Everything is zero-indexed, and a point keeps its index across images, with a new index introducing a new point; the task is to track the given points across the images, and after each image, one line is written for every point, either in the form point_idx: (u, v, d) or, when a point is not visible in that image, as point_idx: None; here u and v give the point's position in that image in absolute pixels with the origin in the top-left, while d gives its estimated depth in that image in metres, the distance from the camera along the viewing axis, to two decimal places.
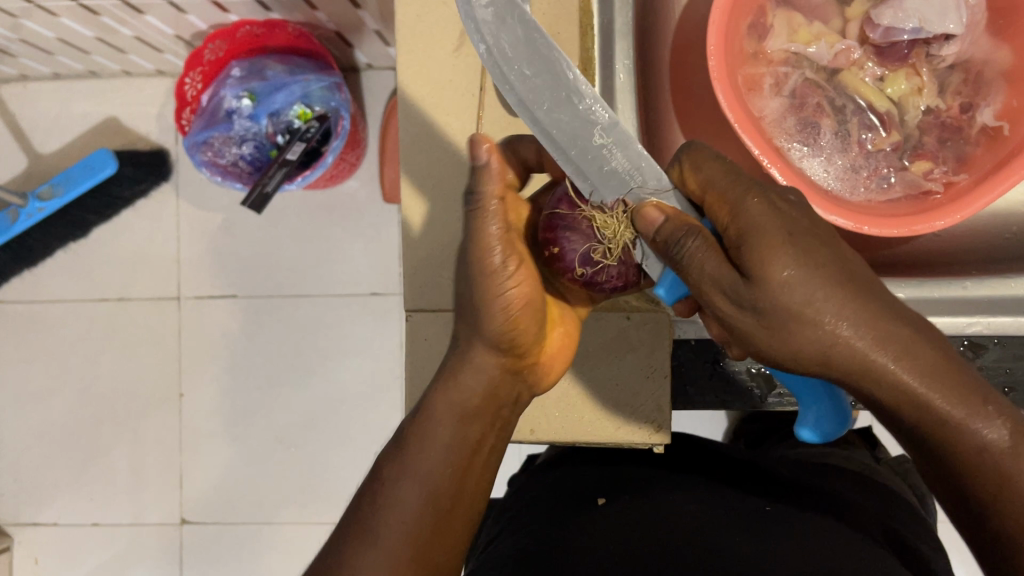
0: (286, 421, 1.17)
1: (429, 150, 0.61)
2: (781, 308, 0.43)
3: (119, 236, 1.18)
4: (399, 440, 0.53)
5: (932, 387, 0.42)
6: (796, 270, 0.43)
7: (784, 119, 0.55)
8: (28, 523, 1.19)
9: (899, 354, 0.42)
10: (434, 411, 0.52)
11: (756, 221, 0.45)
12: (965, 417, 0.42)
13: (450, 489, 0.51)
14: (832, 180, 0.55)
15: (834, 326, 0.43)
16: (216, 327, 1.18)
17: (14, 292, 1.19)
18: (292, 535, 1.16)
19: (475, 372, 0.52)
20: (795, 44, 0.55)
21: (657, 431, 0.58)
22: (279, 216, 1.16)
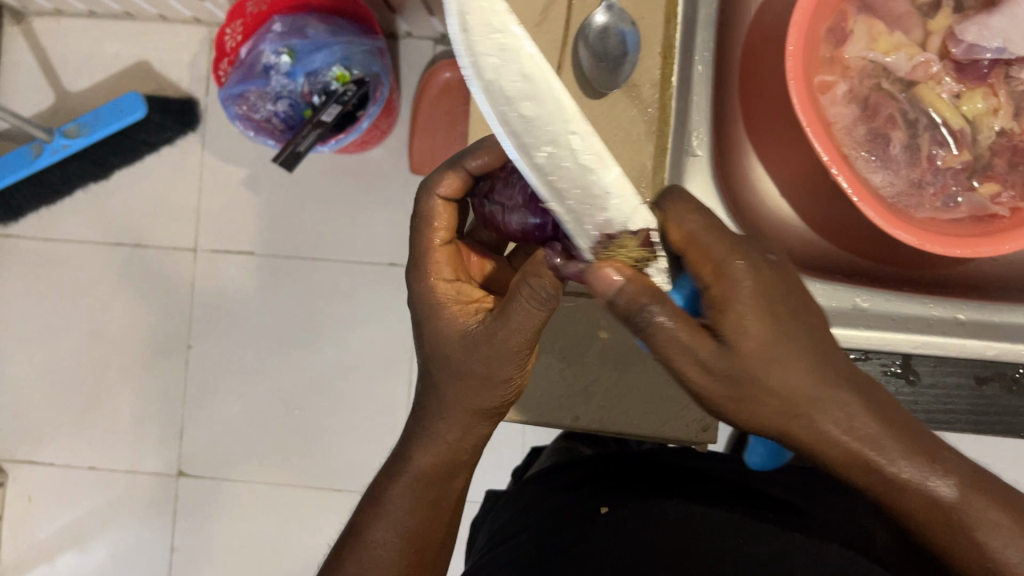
0: (294, 382, 1.17)
1: None
2: (749, 376, 0.48)
3: (142, 182, 1.17)
4: (376, 497, 0.58)
5: (886, 450, 0.47)
6: (766, 342, 0.48)
7: (854, 127, 0.56)
8: (24, 460, 1.18)
9: (848, 426, 0.47)
10: (422, 471, 0.57)
11: (735, 288, 0.49)
12: (914, 477, 0.47)
13: (421, 535, 0.57)
14: (897, 195, 0.55)
15: (795, 392, 0.47)
16: (230, 283, 1.17)
17: (30, 227, 1.18)
18: (288, 497, 1.16)
19: (459, 428, 0.57)
20: (873, 52, 0.56)
21: (705, 430, 0.64)
22: (305, 177, 1.16)
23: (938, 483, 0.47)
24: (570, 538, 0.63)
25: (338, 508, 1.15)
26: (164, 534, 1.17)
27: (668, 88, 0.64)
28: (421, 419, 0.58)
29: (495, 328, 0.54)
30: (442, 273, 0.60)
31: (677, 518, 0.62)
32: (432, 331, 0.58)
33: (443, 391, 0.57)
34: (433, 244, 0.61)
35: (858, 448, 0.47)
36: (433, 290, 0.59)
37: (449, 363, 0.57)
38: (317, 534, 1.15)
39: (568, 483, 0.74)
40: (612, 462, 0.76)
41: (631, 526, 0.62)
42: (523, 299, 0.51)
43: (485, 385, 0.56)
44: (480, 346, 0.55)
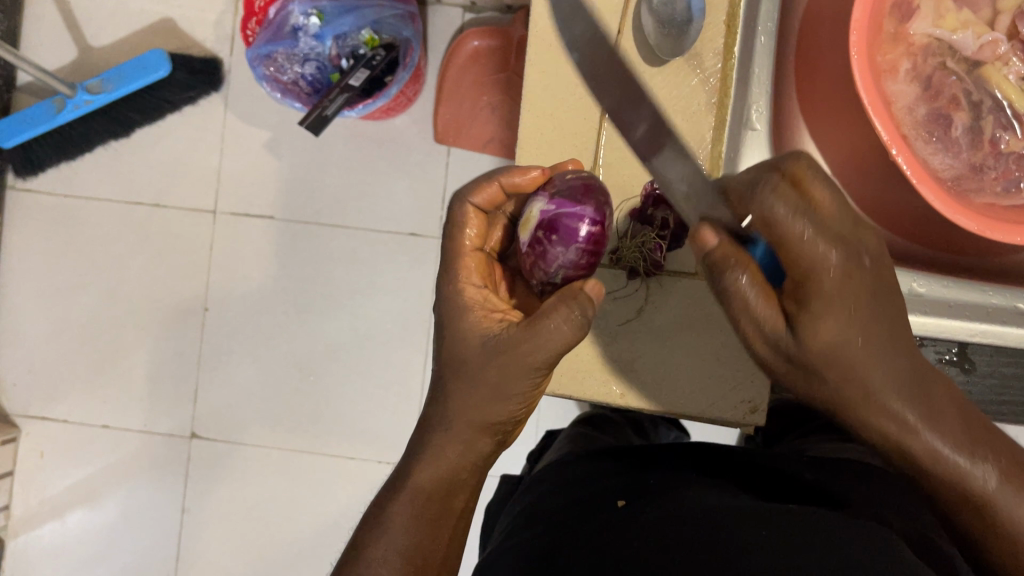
0: (310, 349, 1.16)
1: (551, 87, 0.67)
2: (817, 358, 0.50)
3: (163, 141, 1.16)
4: (376, 518, 0.56)
5: (934, 443, 0.50)
6: (843, 339, 0.49)
7: (916, 106, 0.56)
8: (37, 416, 1.18)
9: (906, 420, 0.50)
10: (424, 486, 0.56)
11: (826, 283, 0.48)
12: (959, 465, 0.50)
13: (423, 553, 0.55)
14: (956, 177, 0.56)
15: (857, 382, 0.50)
16: (250, 247, 1.16)
17: (49, 183, 1.17)
18: (300, 463, 1.16)
19: (461, 443, 0.56)
20: (939, 29, 0.56)
21: (754, 411, 0.64)
22: (328, 142, 1.14)
23: (980, 472, 0.50)
24: (583, 533, 0.58)
25: (351, 477, 1.15)
26: (175, 495, 1.17)
27: (729, 60, 0.66)
28: (426, 430, 0.57)
29: (523, 346, 0.54)
30: (470, 278, 0.59)
31: (697, 506, 0.57)
32: (457, 337, 0.57)
33: (450, 401, 0.56)
34: (465, 248, 0.60)
35: (907, 441, 0.50)
36: (456, 288, 0.59)
37: (463, 370, 0.56)
38: (328, 501, 1.15)
39: (579, 480, 0.69)
40: (621, 457, 0.72)
41: (648, 519, 0.57)
42: (557, 321, 0.53)
43: (495, 399, 0.55)
44: (493, 360, 0.54)
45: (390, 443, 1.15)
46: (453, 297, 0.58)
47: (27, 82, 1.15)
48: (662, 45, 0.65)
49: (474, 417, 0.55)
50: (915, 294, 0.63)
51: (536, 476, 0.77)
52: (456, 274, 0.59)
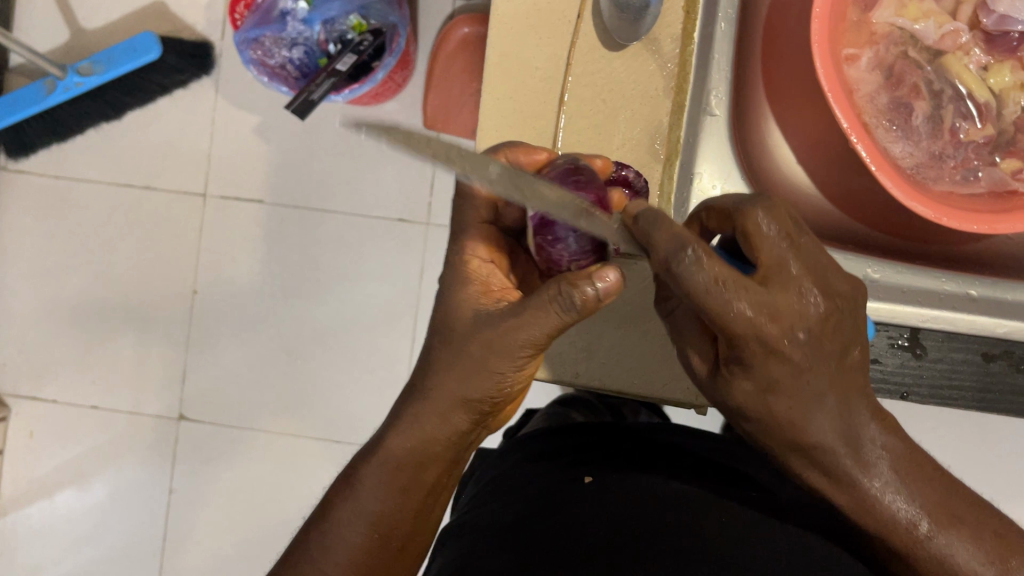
0: (297, 332, 1.17)
1: (515, 70, 0.65)
2: (770, 383, 0.50)
3: (154, 124, 1.16)
4: (348, 480, 0.58)
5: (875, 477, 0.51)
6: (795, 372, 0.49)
7: (878, 94, 0.58)
8: (27, 396, 1.19)
9: (855, 453, 0.51)
10: (394, 455, 0.57)
11: (788, 311, 0.48)
12: (896, 506, 0.51)
13: (390, 519, 0.56)
14: (917, 164, 0.57)
15: (803, 416, 0.51)
16: (239, 230, 1.16)
17: (40, 165, 1.18)
18: (286, 446, 1.17)
19: (438, 414, 0.56)
20: (901, 18, 0.57)
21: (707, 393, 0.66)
22: (317, 127, 1.15)
23: (899, 504, 0.51)
24: (546, 505, 0.60)
25: (337, 460, 1.16)
26: (163, 476, 1.18)
27: (688, 45, 0.67)
28: (407, 399, 0.58)
29: (512, 320, 0.54)
30: (477, 252, 0.60)
31: (657, 491, 0.60)
32: (452, 305, 0.58)
33: (433, 372, 0.57)
34: (472, 220, 0.61)
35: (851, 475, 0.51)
36: (463, 260, 0.60)
37: (451, 338, 0.57)
38: (313, 484, 1.16)
39: (550, 450, 0.71)
40: (594, 428, 0.73)
41: (609, 497, 0.59)
42: (546, 302, 0.52)
43: (474, 373, 0.55)
44: (481, 331, 0.55)
45: (376, 427, 1.16)
46: (458, 272, 0.59)
47: (19, 64, 1.15)
48: (618, 28, 0.64)
49: (453, 393, 0.56)
50: (870, 279, 0.66)
51: (505, 450, 0.79)
52: (465, 247, 0.60)
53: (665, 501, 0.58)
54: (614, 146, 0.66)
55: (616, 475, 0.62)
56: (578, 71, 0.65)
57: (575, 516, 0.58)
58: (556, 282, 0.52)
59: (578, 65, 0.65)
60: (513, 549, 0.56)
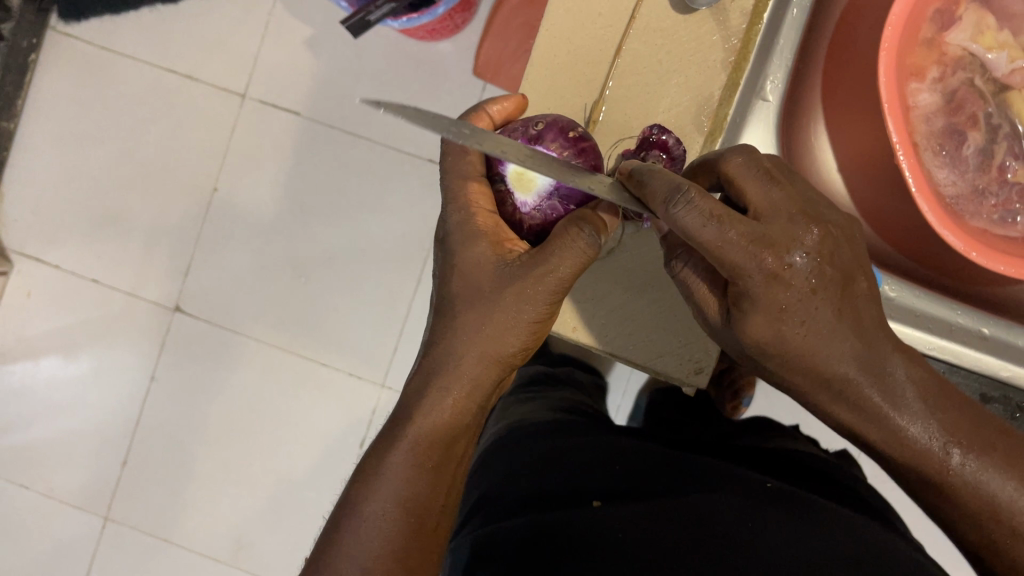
0: (307, 250, 1.17)
1: (577, 15, 0.64)
2: (782, 324, 0.51)
3: (208, 15, 1.16)
4: (375, 462, 0.55)
5: (897, 409, 0.51)
6: (807, 303, 0.50)
7: (934, 117, 0.57)
8: (31, 256, 1.19)
9: (874, 384, 0.51)
10: (426, 427, 0.55)
11: (784, 243, 0.50)
12: (929, 439, 0.51)
13: (422, 499, 0.54)
14: (958, 197, 0.56)
15: (825, 354, 0.51)
16: (271, 138, 1.16)
17: (88, 32, 1.17)
18: (273, 358, 1.17)
19: (470, 375, 0.56)
20: (975, 45, 0.56)
21: (698, 373, 0.64)
22: (366, 52, 1.14)
23: (945, 443, 0.51)
24: (559, 523, 0.59)
25: (320, 384, 1.16)
26: (148, 363, 1.19)
27: (756, 23, 0.65)
28: (431, 365, 0.57)
29: (543, 271, 0.55)
30: (481, 204, 0.59)
31: (694, 513, 0.57)
32: (469, 266, 0.58)
33: (455, 340, 0.57)
34: (468, 176, 0.60)
35: (880, 411, 0.51)
36: (469, 215, 0.59)
37: (481, 299, 0.56)
38: (292, 402, 1.17)
39: (556, 460, 0.68)
40: (591, 441, 0.70)
41: (628, 513, 0.58)
42: (570, 243, 0.54)
43: (503, 326, 0.56)
44: (510, 285, 0.56)
45: (365, 359, 1.16)
46: (460, 221, 0.59)
47: None
48: None
49: (476, 349, 0.56)
50: (886, 297, 0.65)
51: (481, 458, 0.78)
52: (468, 200, 0.59)
53: (699, 522, 0.56)
54: (659, 109, 0.64)
55: (621, 484, 0.63)
56: (638, 31, 0.64)
57: (604, 532, 0.57)
58: (575, 225, 0.54)
59: (640, 22, 0.64)
60: (550, 569, 0.54)
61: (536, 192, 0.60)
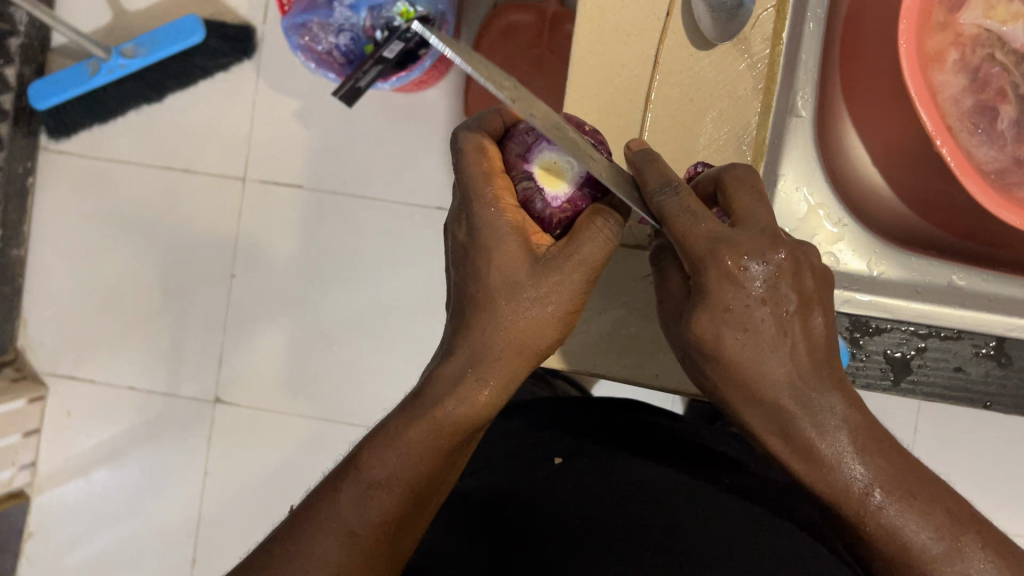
0: (332, 317, 1.17)
1: (601, 69, 0.65)
2: (727, 316, 0.52)
3: (194, 106, 1.16)
4: (391, 440, 0.53)
5: (820, 422, 0.52)
6: (750, 301, 0.51)
7: (962, 96, 0.58)
8: (64, 376, 1.19)
9: (799, 394, 0.52)
10: (450, 419, 0.53)
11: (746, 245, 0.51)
12: (846, 459, 0.51)
13: (424, 481, 0.54)
14: (1003, 168, 0.57)
15: (770, 354, 0.52)
16: (277, 214, 1.16)
17: (80, 146, 1.18)
18: (319, 430, 1.17)
19: (503, 374, 0.54)
20: (990, 20, 0.58)
21: None
22: (357, 113, 1.15)
23: (852, 469, 0.51)
24: (524, 488, 0.64)
25: None
26: (198, 458, 1.19)
27: (778, 46, 0.66)
28: (455, 356, 0.55)
29: (576, 262, 0.54)
30: (507, 199, 0.56)
31: (635, 476, 0.63)
32: (496, 253, 0.55)
33: (473, 332, 0.55)
34: (491, 169, 0.56)
35: (804, 425, 0.52)
36: (497, 213, 0.55)
37: (519, 294, 0.54)
38: None
39: (531, 439, 0.72)
40: (558, 419, 0.75)
41: (582, 476, 0.63)
42: (602, 233, 0.54)
43: (529, 321, 0.54)
44: (547, 278, 0.54)
45: None
46: (480, 199, 0.55)
47: (62, 44, 1.16)
48: (711, 30, 0.65)
49: (498, 345, 0.54)
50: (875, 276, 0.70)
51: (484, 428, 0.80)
52: (495, 189, 0.55)
53: (639, 484, 0.62)
54: (699, 148, 0.65)
55: (592, 456, 0.66)
56: (665, 73, 0.65)
57: (556, 497, 0.61)
58: (598, 217, 0.54)
59: (665, 65, 0.65)
60: (498, 555, 0.58)
61: (568, 184, 0.57)
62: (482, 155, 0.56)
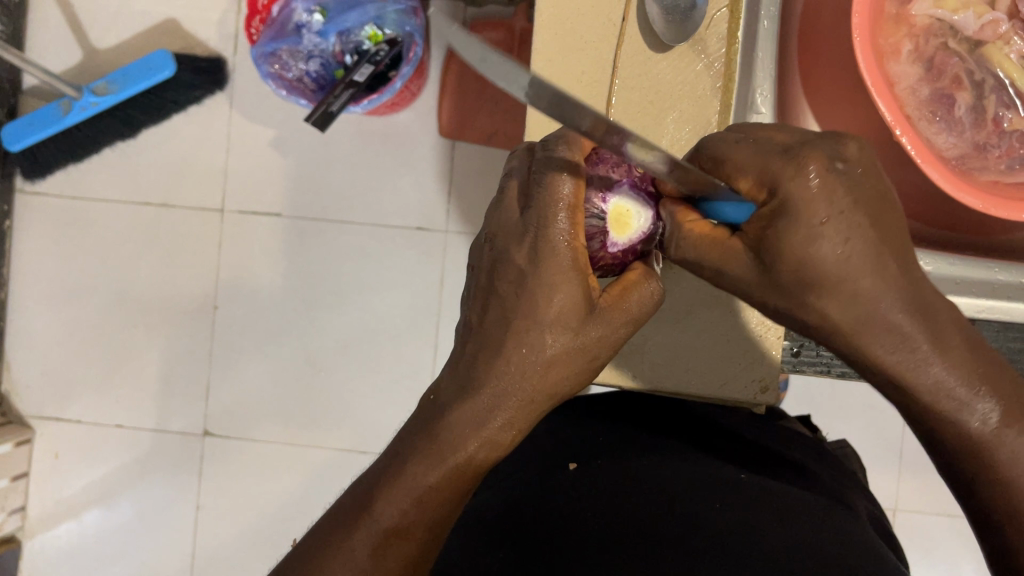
0: (319, 343, 1.17)
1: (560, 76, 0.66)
2: (795, 291, 0.47)
3: (169, 140, 1.16)
4: (412, 486, 0.50)
5: (924, 365, 0.45)
6: (818, 262, 0.45)
7: (919, 86, 0.59)
8: (51, 417, 1.19)
9: (899, 345, 0.45)
10: (470, 459, 0.51)
11: (787, 208, 0.45)
12: (951, 403, 0.45)
13: (440, 521, 0.52)
14: (959, 156, 0.59)
15: (846, 313, 0.46)
16: (258, 244, 1.17)
17: (57, 186, 1.18)
18: (311, 457, 1.17)
19: (529, 417, 0.52)
20: (940, 10, 0.58)
21: (764, 391, 0.64)
22: (332, 139, 1.15)
23: (955, 403, 0.45)
24: (541, 492, 0.63)
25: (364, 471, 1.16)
26: (190, 492, 1.18)
27: (734, 44, 0.65)
28: (485, 395, 0.51)
29: (624, 317, 0.53)
30: (576, 239, 0.51)
31: (649, 478, 0.62)
32: (546, 299, 0.51)
33: (499, 376, 0.51)
34: (575, 207, 0.51)
35: (903, 376, 0.45)
36: (565, 249, 0.51)
37: (568, 341, 0.52)
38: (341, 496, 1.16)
39: (535, 458, 0.70)
40: (560, 437, 0.73)
41: (598, 479, 0.63)
42: (648, 294, 0.54)
43: (567, 372, 0.53)
44: (594, 330, 0.52)
45: None
46: (549, 243, 0.51)
47: (33, 86, 1.16)
48: (666, 31, 0.65)
49: (533, 395, 0.52)
50: None
51: None
52: (564, 230, 0.51)
53: (657, 488, 0.61)
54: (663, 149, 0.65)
55: (602, 460, 0.66)
56: (623, 75, 0.65)
57: (577, 502, 0.60)
58: (648, 282, 0.55)
59: (624, 69, 0.65)
60: (518, 546, 0.56)
61: (628, 237, 0.57)
62: (578, 182, 0.51)
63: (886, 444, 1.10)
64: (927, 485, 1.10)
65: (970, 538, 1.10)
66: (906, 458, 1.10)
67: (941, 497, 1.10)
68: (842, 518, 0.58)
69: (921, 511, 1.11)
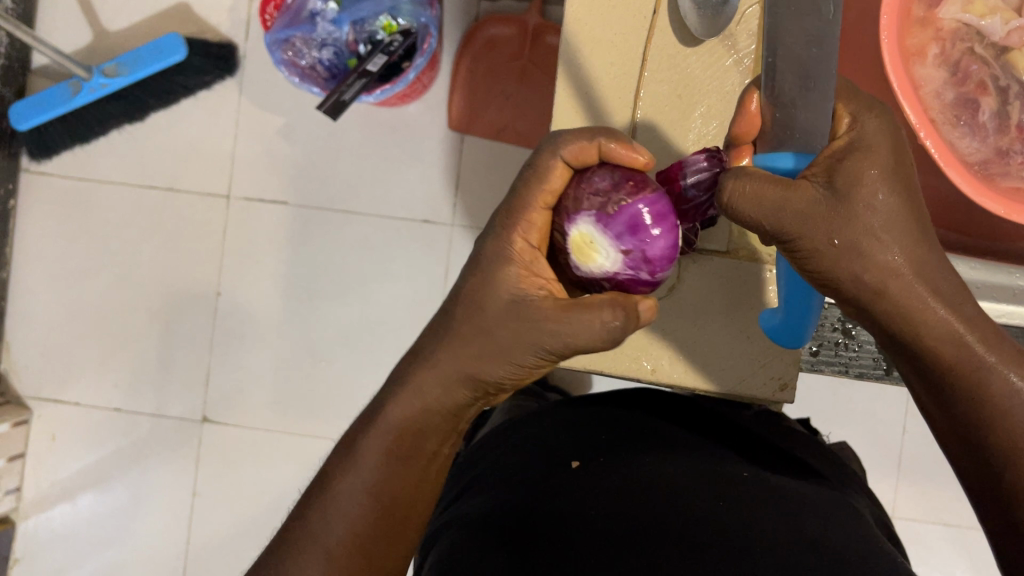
0: (320, 333, 1.17)
1: (587, 64, 0.68)
2: (860, 226, 0.49)
3: (177, 124, 1.16)
4: (349, 448, 0.56)
5: (963, 322, 0.49)
6: (888, 196, 0.48)
7: (943, 91, 0.59)
8: (49, 399, 1.18)
9: (942, 294, 0.49)
10: (396, 424, 0.55)
11: (870, 140, 0.49)
12: (988, 360, 0.49)
13: (388, 492, 0.54)
14: (981, 161, 0.59)
15: (901, 254, 0.49)
16: (263, 231, 1.16)
17: (63, 167, 1.17)
18: (308, 446, 1.16)
19: (445, 391, 0.55)
20: (967, 14, 0.59)
21: (783, 388, 0.66)
22: (341, 128, 1.15)
23: (988, 351, 0.49)
24: (544, 491, 0.62)
25: None
26: (186, 479, 1.18)
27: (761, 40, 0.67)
28: (418, 364, 0.55)
29: (551, 330, 0.52)
30: (527, 228, 0.56)
31: (649, 477, 0.62)
32: (482, 277, 0.55)
33: (440, 350, 0.55)
34: (540, 198, 0.56)
35: (948, 326, 0.49)
36: (510, 232, 0.56)
37: (492, 325, 0.54)
38: None
39: (539, 454, 0.70)
40: (558, 433, 0.73)
41: (602, 478, 0.62)
42: (594, 318, 0.51)
43: (491, 361, 0.54)
44: (513, 323, 0.53)
45: None
46: (500, 223, 0.57)
47: (43, 65, 1.15)
48: (698, 24, 0.66)
49: (461, 374, 0.54)
50: None
51: (488, 441, 0.80)
52: (518, 216, 0.56)
53: (664, 487, 0.60)
54: (688, 142, 0.67)
55: (606, 459, 0.66)
56: (652, 67, 0.67)
57: (582, 502, 0.59)
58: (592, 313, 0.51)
59: (653, 60, 0.67)
60: (523, 548, 0.56)
61: (591, 266, 0.57)
62: (544, 174, 0.56)
63: (884, 452, 1.10)
64: (924, 493, 1.11)
65: (965, 547, 1.11)
66: (904, 465, 1.11)
67: (938, 505, 1.11)
68: (851, 520, 0.58)
69: (918, 518, 1.11)
